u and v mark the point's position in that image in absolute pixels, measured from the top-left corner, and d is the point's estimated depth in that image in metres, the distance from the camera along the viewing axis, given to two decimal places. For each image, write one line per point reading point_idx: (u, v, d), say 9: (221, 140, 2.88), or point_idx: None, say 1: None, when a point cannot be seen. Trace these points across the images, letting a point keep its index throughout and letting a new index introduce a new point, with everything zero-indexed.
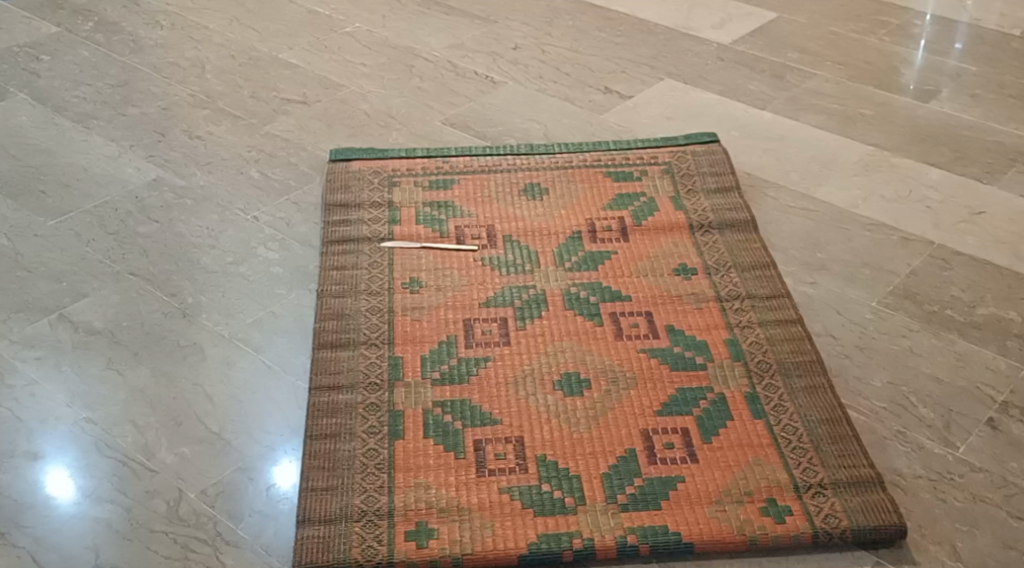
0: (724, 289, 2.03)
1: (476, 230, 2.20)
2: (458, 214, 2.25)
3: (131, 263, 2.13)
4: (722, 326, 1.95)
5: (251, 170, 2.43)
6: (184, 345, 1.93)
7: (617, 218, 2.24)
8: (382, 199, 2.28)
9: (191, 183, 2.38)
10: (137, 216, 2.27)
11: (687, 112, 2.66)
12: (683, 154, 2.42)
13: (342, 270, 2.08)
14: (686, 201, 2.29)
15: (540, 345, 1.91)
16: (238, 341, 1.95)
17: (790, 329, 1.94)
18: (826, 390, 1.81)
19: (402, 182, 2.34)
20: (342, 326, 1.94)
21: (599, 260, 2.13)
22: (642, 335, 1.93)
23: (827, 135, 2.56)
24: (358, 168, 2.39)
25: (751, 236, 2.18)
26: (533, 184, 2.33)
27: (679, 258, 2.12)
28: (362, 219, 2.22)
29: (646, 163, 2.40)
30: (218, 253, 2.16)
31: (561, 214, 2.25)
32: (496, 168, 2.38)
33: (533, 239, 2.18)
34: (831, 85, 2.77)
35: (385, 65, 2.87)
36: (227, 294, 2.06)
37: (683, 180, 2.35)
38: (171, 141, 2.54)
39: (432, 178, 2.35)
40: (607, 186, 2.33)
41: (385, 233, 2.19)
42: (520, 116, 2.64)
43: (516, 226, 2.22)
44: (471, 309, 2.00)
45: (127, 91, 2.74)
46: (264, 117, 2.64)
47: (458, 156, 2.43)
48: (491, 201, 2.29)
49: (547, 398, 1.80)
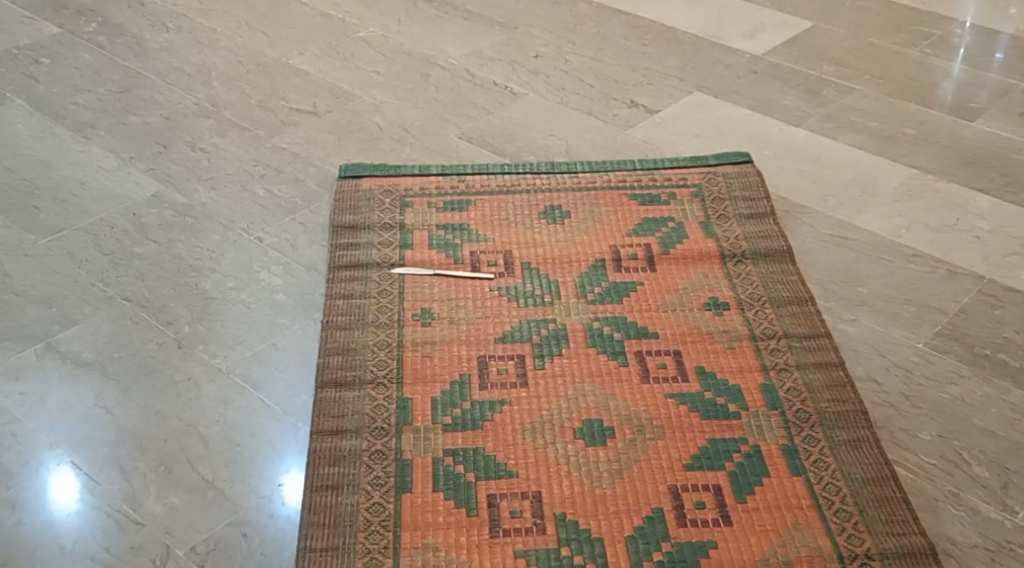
0: (758, 327, 1.89)
1: (493, 256, 2.07)
2: (473, 239, 2.11)
3: (125, 288, 2.00)
4: (757, 370, 1.80)
5: (256, 188, 2.30)
6: (179, 381, 1.80)
7: (644, 246, 2.09)
8: (393, 220, 2.15)
9: (193, 200, 2.26)
10: (133, 235, 2.14)
11: (717, 129, 2.52)
12: (714, 176, 2.28)
13: (349, 299, 1.95)
14: (717, 226, 2.14)
15: (559, 387, 1.78)
16: (236, 377, 1.82)
17: (831, 374, 1.79)
18: (870, 445, 1.66)
19: (414, 203, 2.20)
20: (348, 362, 1.81)
21: (623, 291, 1.99)
22: (669, 378, 1.79)
23: (867, 156, 2.41)
24: (368, 186, 2.25)
25: (787, 268, 2.03)
26: (554, 207, 2.19)
27: (709, 291, 1.98)
28: (372, 243, 2.09)
29: (674, 185, 2.26)
30: (217, 278, 2.04)
31: (583, 239, 2.11)
32: (514, 189, 2.24)
33: (553, 267, 2.04)
34: (870, 102, 2.62)
35: (399, 74, 2.73)
36: (226, 323, 1.93)
37: (714, 204, 2.20)
38: (173, 154, 2.41)
39: (447, 199, 2.21)
40: (632, 210, 2.19)
41: (395, 257, 2.06)
42: (541, 131, 2.50)
43: (535, 252, 2.08)
44: (486, 345, 1.86)
45: (129, 98, 2.62)
46: (271, 129, 2.51)
47: (475, 175, 2.29)
48: (508, 225, 2.15)
49: (567, 448, 1.66)
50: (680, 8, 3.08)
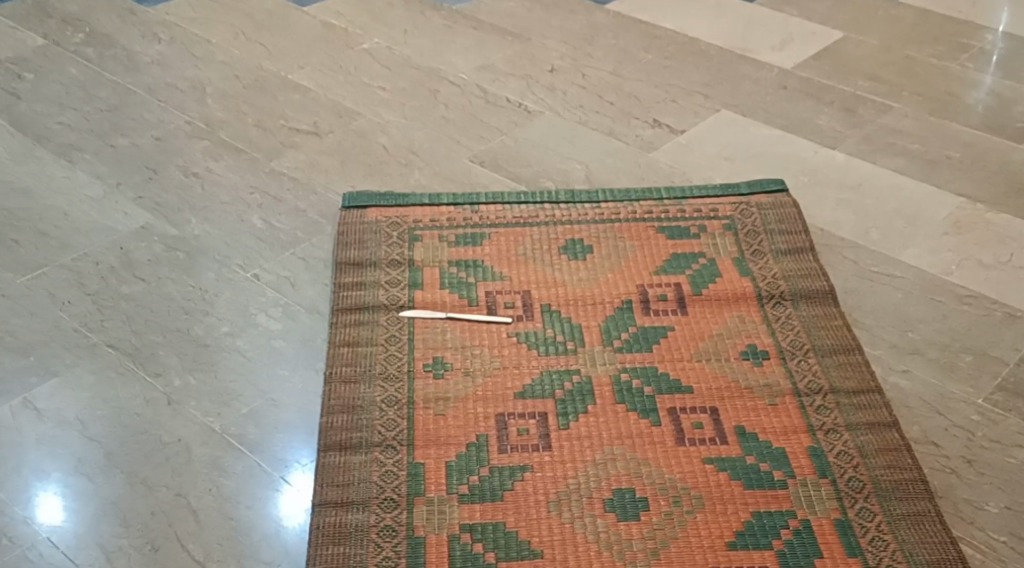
0: (802, 381, 1.73)
1: (510, 297, 1.90)
2: (489, 277, 1.95)
3: (111, 334, 1.84)
4: (803, 431, 1.64)
5: (254, 218, 2.14)
6: (168, 443, 1.64)
7: (673, 285, 1.93)
8: (402, 256, 1.99)
9: (185, 232, 2.10)
10: (120, 273, 1.98)
11: (747, 151, 2.36)
12: (747, 206, 2.11)
13: (353, 348, 1.79)
14: (753, 264, 1.98)
15: (586, 451, 1.61)
16: (229, 438, 1.65)
17: (885, 436, 1.63)
18: (933, 519, 1.51)
19: (423, 236, 2.03)
20: (353, 422, 1.65)
21: (652, 338, 1.82)
22: (706, 440, 1.63)
23: (910, 183, 2.26)
24: (374, 217, 2.09)
25: (831, 312, 1.87)
26: (575, 241, 2.03)
27: (746, 338, 1.82)
28: (379, 282, 1.93)
29: (704, 216, 2.09)
30: (211, 323, 1.88)
31: (607, 278, 1.95)
32: (531, 221, 2.07)
33: (575, 310, 1.88)
34: (909, 122, 2.46)
35: (407, 89, 2.57)
36: (220, 375, 1.77)
37: (749, 238, 2.04)
38: (164, 180, 2.25)
39: (459, 231, 2.05)
40: (660, 245, 2.02)
41: (405, 298, 1.90)
42: (559, 154, 2.34)
43: (556, 293, 1.91)
44: (504, 401, 1.69)
45: (117, 117, 2.45)
46: (269, 151, 2.34)
47: (489, 204, 2.12)
48: (526, 261, 1.98)
49: (597, 523, 1.50)
50: (703, 17, 2.91)
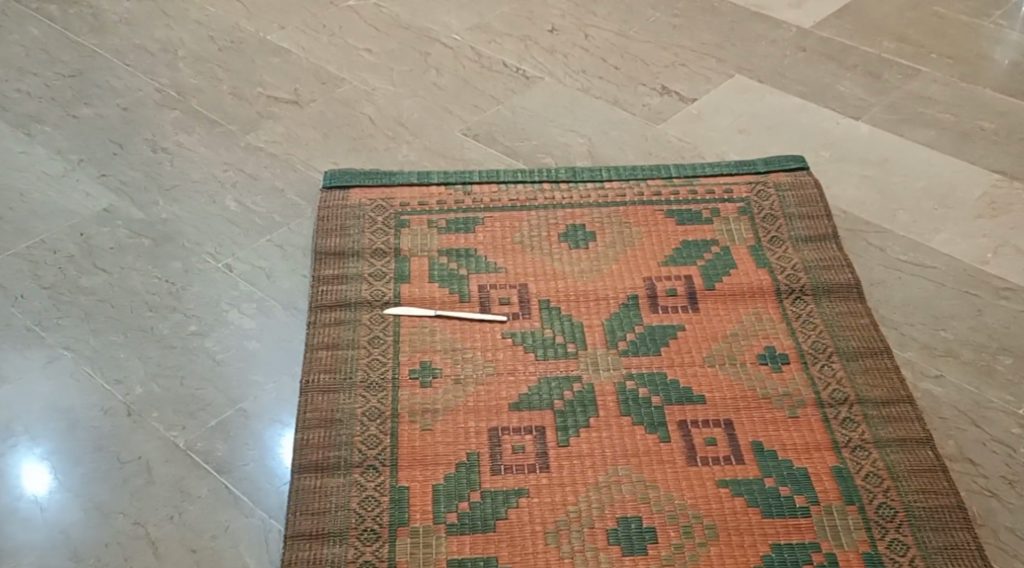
0: (825, 389, 1.57)
1: (505, 292, 1.74)
2: (482, 268, 1.78)
3: (67, 334, 1.68)
4: (827, 448, 1.49)
5: (227, 199, 1.97)
6: (126, 461, 1.49)
7: (684, 278, 1.76)
8: (387, 245, 1.82)
9: (151, 216, 1.93)
10: (79, 262, 1.82)
11: (763, 122, 2.18)
12: (764, 186, 1.94)
13: (332, 351, 1.63)
14: (770, 254, 1.81)
15: (587, 472, 1.46)
16: (194, 455, 1.50)
17: (918, 454, 1.48)
18: (972, 554, 1.37)
19: (411, 221, 1.86)
20: (331, 439, 1.49)
21: (660, 339, 1.66)
22: (720, 459, 1.48)
23: (940, 158, 2.08)
24: (357, 199, 1.91)
25: (856, 308, 1.71)
26: (576, 228, 1.86)
27: (764, 339, 1.66)
28: (361, 274, 1.76)
29: (717, 197, 1.92)
30: (178, 320, 1.71)
31: (610, 270, 1.78)
32: (528, 204, 1.90)
33: (576, 307, 1.72)
34: (940, 88, 2.27)
35: (395, 52, 2.37)
36: (186, 381, 1.61)
37: (766, 224, 1.87)
38: (130, 155, 2.07)
39: (449, 216, 1.88)
40: (668, 232, 1.85)
41: (390, 294, 1.73)
42: (559, 125, 2.15)
43: (556, 286, 1.75)
44: (497, 414, 1.54)
45: (80, 83, 2.26)
46: (245, 123, 2.16)
47: (482, 184, 1.94)
48: (523, 251, 1.82)
49: (599, 559, 1.36)
50: None
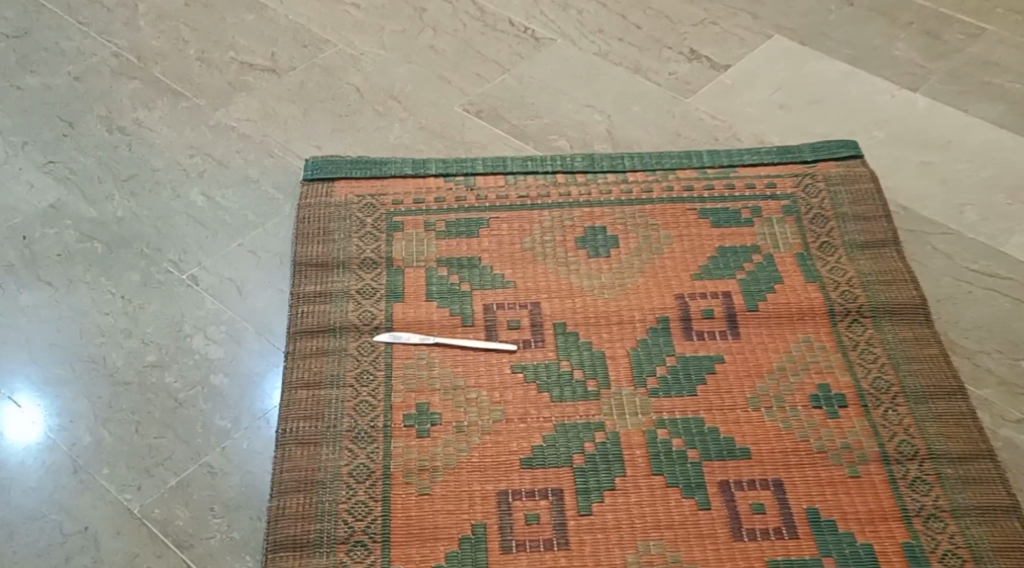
0: (890, 440, 1.34)
1: (514, 313, 1.50)
2: (487, 283, 1.54)
3: (5, 367, 1.45)
4: (895, 518, 1.27)
5: (192, 192, 1.72)
6: (70, 534, 1.28)
7: (721, 296, 1.52)
8: (378, 253, 1.57)
9: (105, 214, 1.67)
10: (20, 274, 1.57)
11: (807, 94, 1.91)
12: (813, 180, 1.68)
13: (313, 389, 1.40)
14: (821, 264, 1.56)
15: (614, 551, 1.24)
16: (152, 525, 1.28)
17: (1000, 528, 1.27)
18: None
19: (404, 223, 1.61)
20: (312, 508, 1.27)
21: (695, 375, 1.43)
22: (770, 533, 1.26)
23: (1011, 139, 1.81)
24: (342, 195, 1.65)
25: (923, 335, 1.47)
26: (595, 231, 1.61)
27: (816, 375, 1.42)
28: (348, 292, 1.52)
29: (758, 193, 1.66)
30: (132, 349, 1.47)
31: (636, 285, 1.54)
32: (540, 202, 1.64)
33: (598, 332, 1.48)
34: (1007, 52, 1.99)
35: (387, 8, 2.08)
36: (141, 428, 1.38)
37: (815, 226, 1.62)
38: (82, 137, 1.80)
39: (448, 217, 1.62)
40: (702, 237, 1.60)
41: (381, 317, 1.49)
42: (573, 100, 1.89)
43: (574, 306, 1.51)
44: (506, 473, 1.31)
45: (26, 47, 1.98)
46: (215, 96, 1.89)
47: (487, 176, 1.69)
48: (534, 261, 1.57)
49: None
50: None
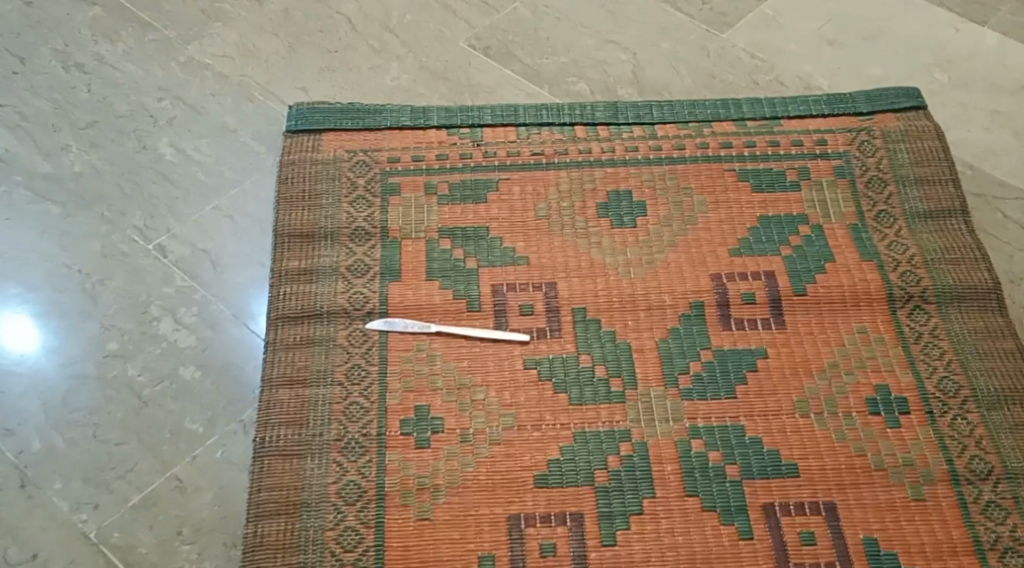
0: (960, 456, 1.17)
1: (526, 296, 1.31)
2: (496, 259, 1.35)
3: None
4: (967, 552, 1.12)
5: (160, 143, 1.51)
6: (17, 563, 1.12)
7: (765, 277, 1.33)
8: (371, 222, 1.38)
9: (59, 169, 1.46)
10: None
11: (860, 28, 1.67)
12: (868, 136, 1.47)
13: (296, 388, 1.22)
14: (878, 238, 1.37)
15: None
16: (111, 554, 1.13)
17: None
18: None
19: (402, 186, 1.41)
20: (295, 537, 1.12)
21: (735, 372, 1.24)
22: None
23: None
24: (330, 151, 1.45)
25: (995, 326, 1.29)
26: (619, 196, 1.41)
27: (874, 375, 1.24)
28: (337, 269, 1.33)
29: (805, 152, 1.45)
30: (90, 334, 1.29)
31: (666, 263, 1.35)
32: (556, 160, 1.44)
33: (623, 320, 1.29)
34: None
35: None
36: (99, 433, 1.20)
37: (871, 191, 1.41)
38: (34, 74, 1.58)
39: (452, 177, 1.42)
40: (742, 205, 1.41)
41: (374, 300, 1.30)
42: (594, 34, 1.66)
43: (596, 287, 1.32)
44: (518, 493, 1.15)
45: None
46: (186, 25, 1.65)
47: (496, 128, 1.48)
48: (550, 232, 1.38)
49: None
50: None
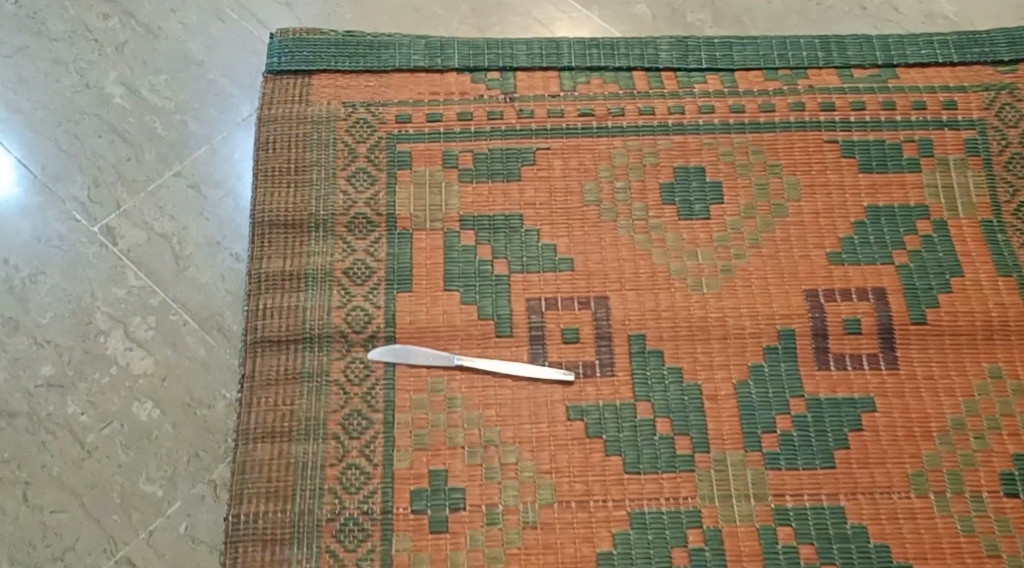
0: None
1: (570, 316, 1.03)
2: (532, 260, 1.06)
3: None
4: None
5: (107, 79, 1.17)
6: None
7: (873, 298, 1.05)
8: (375, 206, 1.08)
9: None
10: None
11: None
12: (1011, 98, 1.15)
13: (279, 445, 0.97)
14: (1018, 242, 1.08)
15: None
16: None
17: None
18: None
19: (413, 156, 1.11)
20: None
21: (833, 431, 0.99)
22: None
23: None
24: (322, 104, 1.13)
25: None
26: (688, 173, 1.11)
27: (1009, 440, 0.99)
28: (330, 273, 1.05)
29: (928, 119, 1.13)
30: (18, 354, 1.02)
31: (746, 272, 1.06)
32: (609, 125, 1.13)
33: (693, 352, 1.02)
34: None
35: None
36: (32, 495, 0.97)
37: (1011, 174, 1.11)
38: None
39: (478, 145, 1.11)
40: (845, 190, 1.10)
41: (379, 320, 1.02)
42: None
43: (658, 305, 1.04)
44: None
45: None
46: None
47: (532, 74, 1.16)
48: (600, 225, 1.08)
49: None
50: None
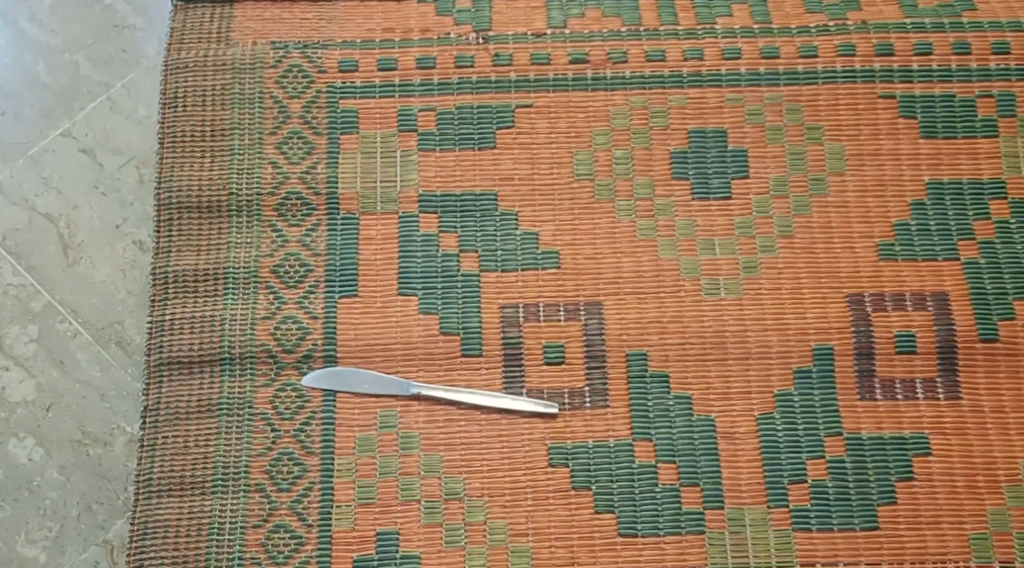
0: None
1: (554, 329, 0.83)
2: (508, 254, 0.85)
3: None
4: None
5: None
6: None
7: (932, 306, 0.84)
8: (310, 185, 0.86)
9: None
10: None
11: None
12: None
13: (188, 502, 0.80)
14: None
15: None
16: None
17: None
18: None
19: (360, 115, 0.87)
20: None
21: (876, 481, 0.80)
22: None
23: None
24: (245, 44, 0.89)
25: None
26: (705, 139, 0.88)
27: None
28: (254, 274, 0.84)
29: (1010, 67, 0.90)
30: None
31: (775, 271, 0.85)
32: (608, 75, 0.89)
33: (705, 377, 0.82)
34: None
35: None
36: None
37: None
38: None
39: (440, 100, 0.88)
40: (902, 162, 0.87)
41: (315, 336, 0.82)
42: None
43: (664, 314, 0.84)
44: None
45: None
46: None
47: (512, 2, 0.91)
48: (593, 206, 0.86)
49: None
50: None
